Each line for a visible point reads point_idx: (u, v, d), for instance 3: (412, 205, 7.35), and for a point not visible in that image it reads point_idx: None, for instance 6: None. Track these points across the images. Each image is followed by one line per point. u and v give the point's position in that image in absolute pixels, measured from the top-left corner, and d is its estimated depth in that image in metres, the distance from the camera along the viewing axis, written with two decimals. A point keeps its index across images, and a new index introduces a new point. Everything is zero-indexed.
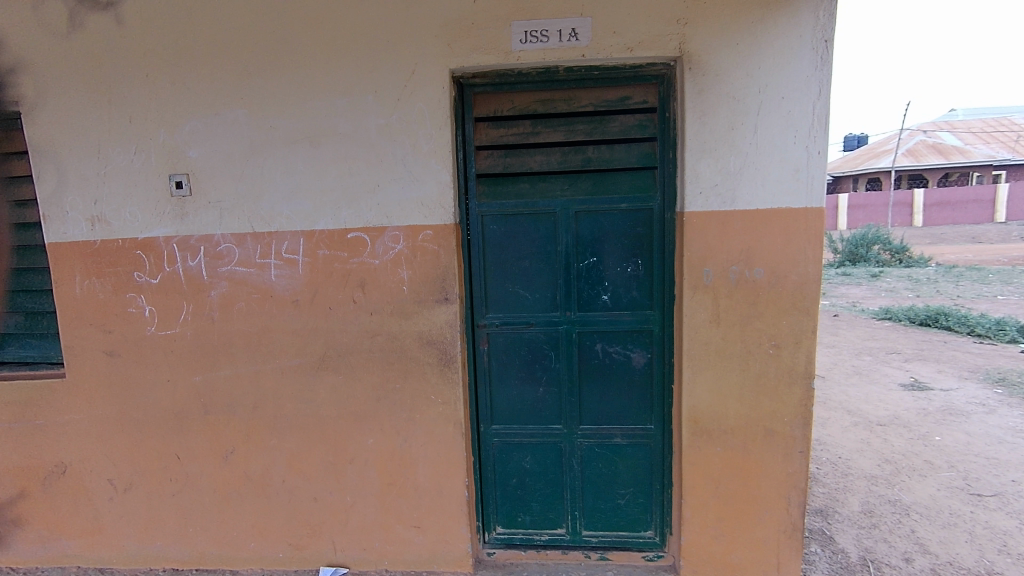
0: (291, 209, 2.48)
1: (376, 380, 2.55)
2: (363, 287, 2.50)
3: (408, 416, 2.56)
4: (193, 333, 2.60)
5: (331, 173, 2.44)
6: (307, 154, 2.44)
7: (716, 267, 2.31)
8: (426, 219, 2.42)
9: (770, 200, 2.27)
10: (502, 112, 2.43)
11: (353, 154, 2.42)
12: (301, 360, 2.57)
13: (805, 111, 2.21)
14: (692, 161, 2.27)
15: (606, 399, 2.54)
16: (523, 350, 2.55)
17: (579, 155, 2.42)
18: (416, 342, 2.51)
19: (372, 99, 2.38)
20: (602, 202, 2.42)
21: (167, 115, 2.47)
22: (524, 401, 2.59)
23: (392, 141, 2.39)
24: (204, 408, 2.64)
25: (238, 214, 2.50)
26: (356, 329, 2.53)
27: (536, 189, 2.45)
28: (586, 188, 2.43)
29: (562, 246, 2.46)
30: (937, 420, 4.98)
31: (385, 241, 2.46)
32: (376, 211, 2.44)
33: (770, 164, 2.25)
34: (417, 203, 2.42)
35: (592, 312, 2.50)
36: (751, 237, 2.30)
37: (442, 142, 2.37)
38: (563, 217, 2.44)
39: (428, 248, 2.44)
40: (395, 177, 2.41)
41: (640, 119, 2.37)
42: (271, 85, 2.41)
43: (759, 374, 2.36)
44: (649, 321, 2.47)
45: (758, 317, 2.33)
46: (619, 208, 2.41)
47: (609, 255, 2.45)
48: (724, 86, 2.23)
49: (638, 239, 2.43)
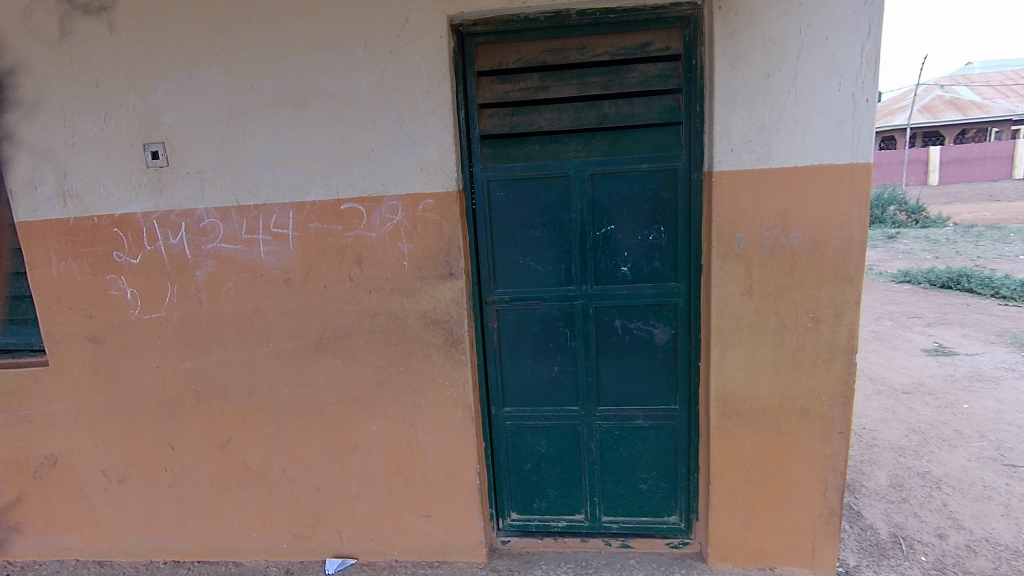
0: (277, 179, 2.25)
1: (378, 364, 2.37)
2: (360, 263, 2.28)
3: (413, 401, 2.38)
4: (180, 316, 2.41)
5: (319, 137, 2.20)
6: (293, 117, 2.20)
7: (748, 233, 2.09)
8: (426, 187, 2.20)
9: (811, 157, 2.02)
10: (507, 64, 2.18)
11: (344, 115, 2.18)
12: (297, 343, 2.39)
13: (852, 53, 1.94)
14: (722, 113, 2.02)
15: (627, 379, 2.36)
16: (536, 327, 2.36)
17: (594, 111, 2.17)
18: (419, 322, 2.31)
19: (362, 53, 2.12)
20: (620, 162, 2.18)
21: (138, 77, 2.22)
22: (538, 381, 2.41)
23: (386, 100, 2.15)
24: (196, 395, 2.48)
25: (221, 185, 2.28)
26: (354, 309, 2.33)
27: (547, 152, 2.22)
28: (604, 148, 2.20)
29: (576, 213, 2.24)
30: (965, 387, 4.79)
31: (382, 212, 2.24)
32: (371, 178, 2.21)
33: (810, 115, 2.00)
34: (415, 168, 2.19)
35: (610, 285, 2.29)
36: (788, 198, 2.06)
37: (442, 99, 2.13)
38: (578, 181, 2.22)
39: (429, 219, 2.22)
40: (391, 140, 2.18)
41: (661, 68, 2.12)
42: (249, 40, 2.16)
43: (795, 350, 2.16)
44: (673, 294, 2.26)
45: (795, 287, 2.11)
46: (639, 169, 2.17)
47: (628, 222, 2.23)
48: (759, 26, 1.96)
49: (660, 203, 2.20)
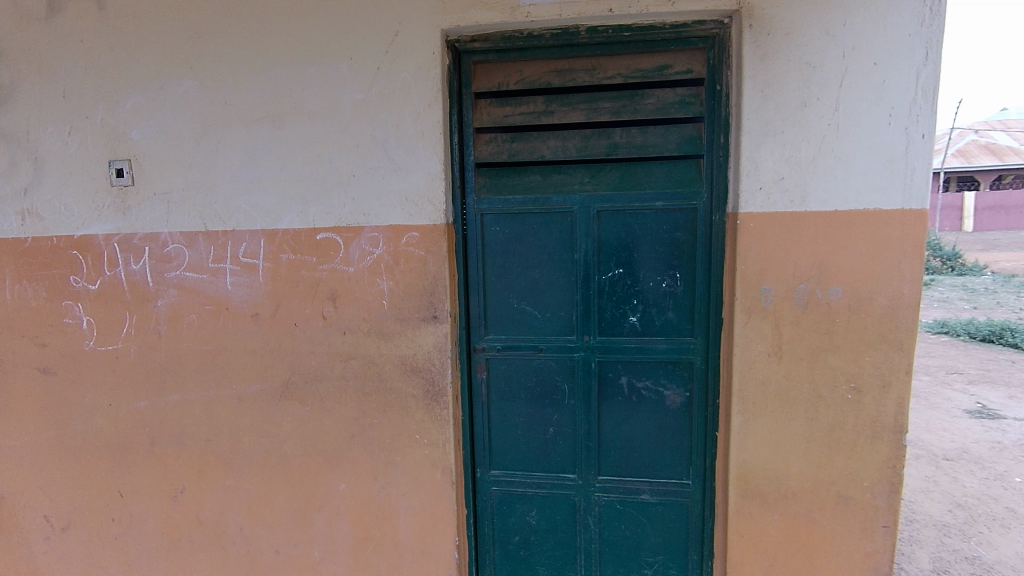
0: (249, 203, 2.03)
1: (349, 414, 2.10)
2: (335, 300, 2.03)
3: (386, 458, 2.10)
4: (137, 350, 2.18)
5: (296, 159, 1.98)
6: (269, 136, 1.98)
7: (778, 286, 1.79)
8: (411, 218, 1.95)
9: (855, 199, 1.73)
10: (508, 86, 1.95)
11: (324, 137, 1.96)
12: (262, 386, 2.13)
13: (905, 82, 1.67)
14: (750, 147, 1.75)
15: (632, 445, 2.05)
16: (530, 381, 2.08)
17: (604, 140, 1.92)
18: (397, 369, 2.04)
19: (347, 68, 1.91)
20: (631, 199, 1.91)
21: (107, 87, 2.04)
22: (530, 442, 2.11)
23: (371, 122, 1.93)
24: (151, 438, 2.23)
25: (188, 208, 2.07)
26: (326, 351, 2.07)
27: (549, 184, 1.97)
28: (613, 182, 1.93)
29: (580, 254, 1.98)
30: (1015, 456, 4.32)
31: (362, 244, 1.99)
32: (351, 207, 1.98)
33: (854, 151, 1.72)
34: (400, 197, 1.95)
35: (616, 337, 2.00)
36: (827, 247, 1.76)
37: (432, 121, 1.90)
38: (583, 217, 1.95)
39: (413, 254, 1.97)
40: (374, 165, 1.95)
41: (681, 94, 1.86)
42: (227, 51, 1.97)
43: (831, 425, 1.83)
44: (688, 351, 1.96)
45: (833, 351, 1.80)
46: (652, 207, 1.91)
47: (639, 266, 1.96)
48: (794, 48, 1.70)
49: (676, 247, 1.92)
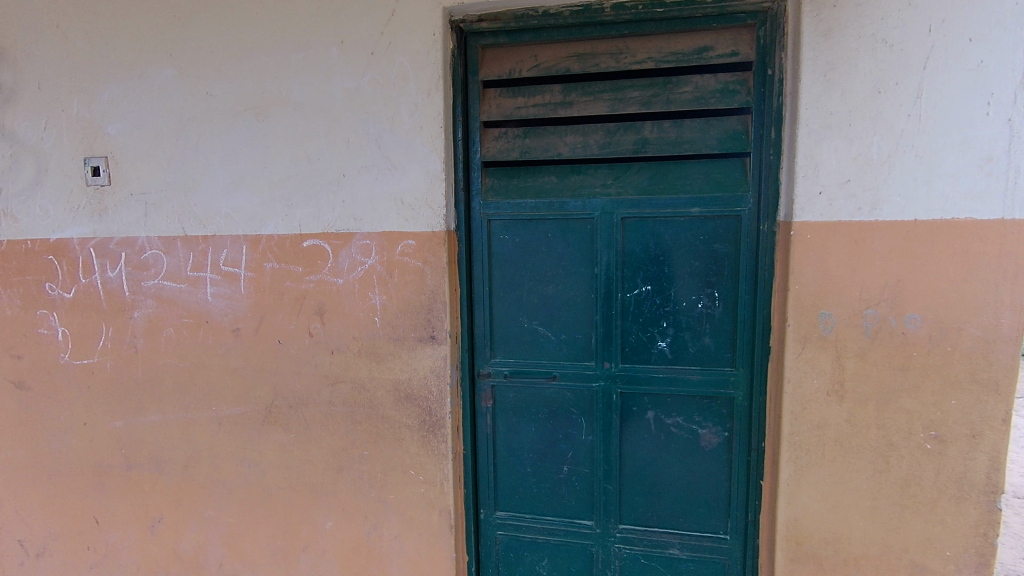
0: (231, 206, 1.82)
1: (337, 443, 1.87)
2: (322, 316, 1.81)
3: (378, 495, 1.86)
4: (113, 365, 2.00)
5: (282, 156, 1.76)
6: (252, 130, 1.77)
7: (840, 311, 1.48)
8: (407, 224, 1.71)
9: (941, 207, 1.40)
10: (520, 73, 1.69)
11: (312, 131, 1.73)
12: (244, 410, 1.93)
13: (1008, 62, 1.34)
14: (808, 142, 1.45)
15: (659, 491, 1.76)
16: (542, 412, 1.81)
17: (631, 136, 1.65)
18: (390, 395, 1.80)
19: (338, 53, 1.69)
20: (663, 204, 1.63)
21: (83, 77, 1.87)
22: (541, 483, 1.84)
23: (364, 114, 1.69)
24: (127, 461, 2.04)
25: (167, 211, 1.87)
26: (312, 373, 1.85)
27: (567, 186, 1.70)
28: (642, 184, 1.65)
29: (601, 268, 1.70)
30: None
31: (352, 253, 1.76)
32: (340, 211, 1.75)
33: (941, 148, 1.39)
34: (395, 200, 1.71)
35: (642, 365, 1.72)
36: (903, 265, 1.44)
37: (432, 113, 1.65)
38: (605, 225, 1.68)
39: (408, 265, 1.73)
40: (366, 164, 1.71)
41: (724, 81, 1.57)
42: (208, 36, 1.77)
43: (905, 481, 1.50)
44: (728, 384, 1.66)
45: (909, 392, 1.47)
46: (687, 215, 1.62)
47: (670, 284, 1.67)
48: (865, 23, 1.40)
49: (715, 261, 1.63)
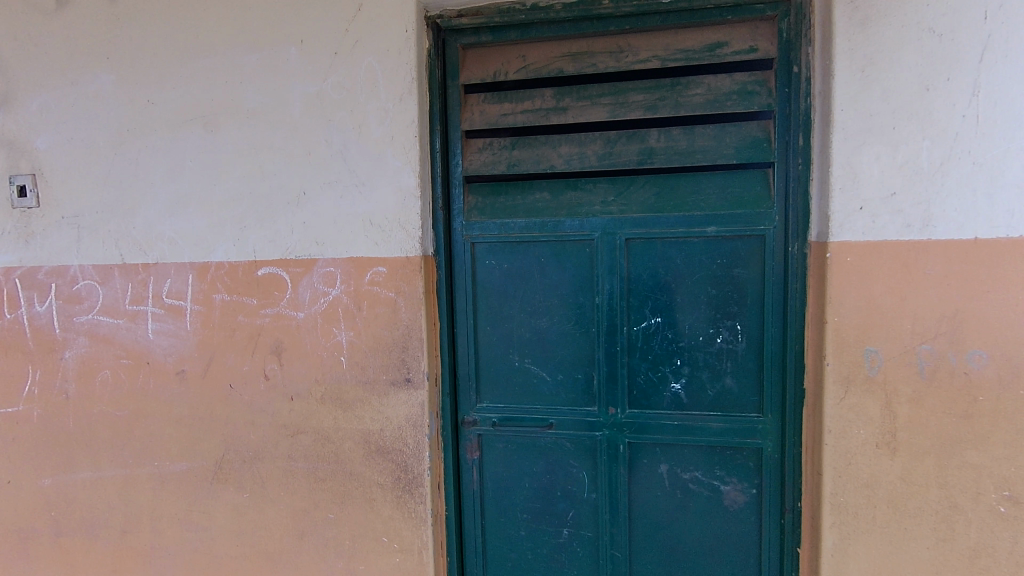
0: (175, 229, 1.57)
1: (298, 504, 1.60)
2: (280, 357, 1.56)
3: (345, 566, 1.59)
4: (41, 414, 1.72)
5: (233, 172, 1.52)
6: (199, 143, 1.53)
7: (887, 348, 1.26)
8: (376, 248, 1.47)
9: (1006, 223, 1.18)
10: (506, 75, 1.48)
11: (267, 143, 1.50)
12: (190, 465, 1.66)
13: None
14: (845, 149, 1.24)
15: (675, 557, 1.51)
16: (537, 465, 1.57)
17: (635, 145, 1.42)
18: (359, 448, 1.55)
19: (297, 54, 1.47)
20: (672, 224, 1.41)
21: (9, 84, 1.63)
22: (537, 548, 1.58)
23: (326, 122, 1.46)
24: (56, 525, 1.76)
25: (102, 236, 1.62)
26: (269, 422, 1.59)
27: (561, 204, 1.48)
28: (648, 201, 1.43)
29: (602, 298, 1.48)
30: None
31: (314, 283, 1.51)
32: (300, 234, 1.51)
33: (1003, 153, 1.18)
34: (362, 221, 1.47)
35: (653, 411, 1.48)
36: (963, 293, 1.21)
37: (405, 121, 1.43)
38: (606, 249, 1.45)
39: (379, 296, 1.48)
40: (329, 179, 1.47)
41: (741, 81, 1.36)
42: (151, 36, 1.54)
43: (970, 550, 1.26)
44: (754, 433, 1.42)
45: (972, 443, 1.24)
46: (701, 236, 1.40)
47: (683, 316, 1.44)
48: (910, 9, 1.20)
49: (734, 289, 1.40)
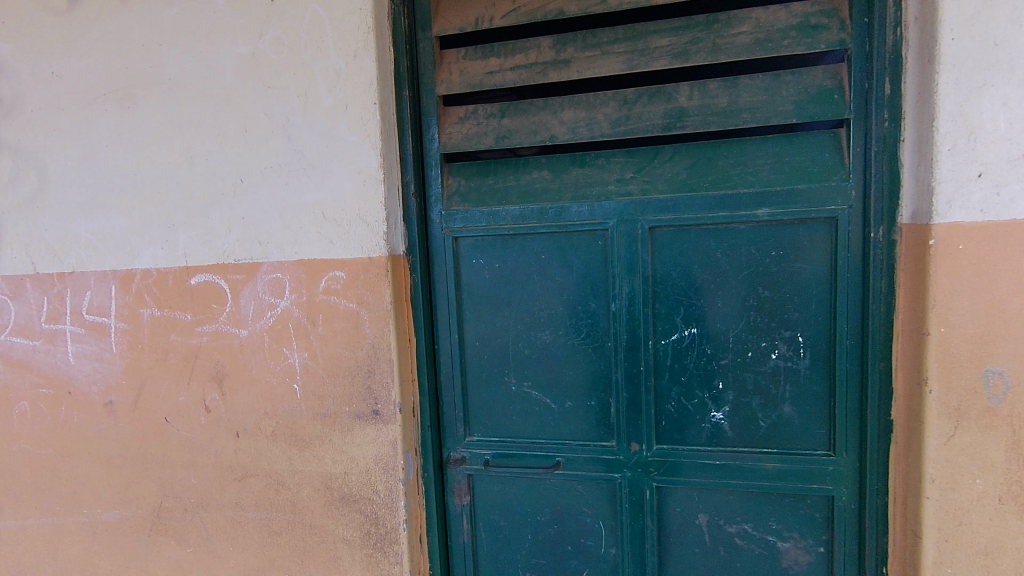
0: (92, 230, 1.28)
1: (251, 562, 1.31)
2: (221, 384, 1.26)
3: None
4: None
5: (155, 157, 1.22)
6: (113, 121, 1.23)
7: (1016, 369, 0.92)
8: (331, 248, 1.16)
9: None
10: (490, 20, 1.14)
11: (194, 119, 1.19)
12: (125, 514, 1.38)
13: None
14: (956, 95, 0.90)
15: None
16: (542, 514, 1.26)
17: (659, 105, 1.09)
18: (320, 496, 1.25)
19: (225, 3, 1.15)
20: (710, 206, 1.08)
21: None
22: None
23: (264, 90, 1.15)
24: None
25: (8, 240, 1.33)
26: (213, 464, 1.30)
27: (566, 184, 1.15)
28: (678, 177, 1.10)
29: (620, 304, 1.15)
30: None
31: (257, 293, 1.21)
32: (238, 233, 1.20)
33: None
34: (313, 214, 1.16)
35: (688, 449, 1.15)
36: None
37: (361, 83, 1.10)
38: (624, 240, 1.13)
39: (336, 308, 1.17)
40: (270, 162, 1.16)
41: (802, 13, 1.01)
42: None
43: None
44: (824, 477, 1.09)
45: None
46: (748, 222, 1.07)
47: (725, 327, 1.11)
48: None
49: (794, 289, 1.07)
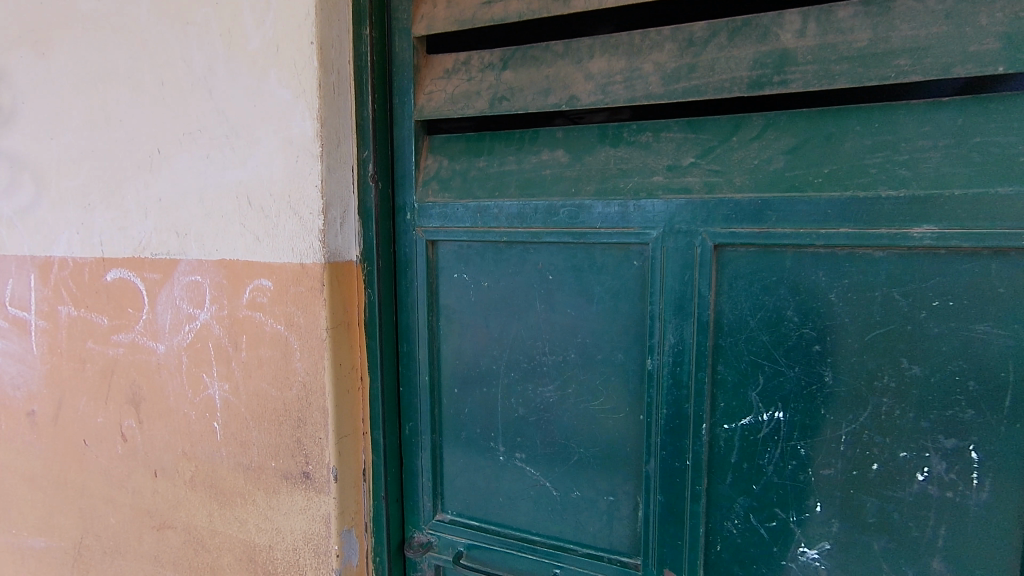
0: (11, 206, 1.05)
1: None
2: (138, 410, 1.00)
3: None
4: None
5: (70, 117, 0.96)
6: (30, 72, 0.98)
7: None
8: (257, 247, 0.84)
9: None
10: None
11: (108, 67, 0.91)
12: (47, 544, 1.16)
13: None
14: None
15: None
16: None
17: (745, 47, 0.66)
18: (243, 569, 0.96)
19: None
20: (822, 217, 0.64)
21: None
22: None
23: (183, 27, 0.85)
24: None
25: None
26: (130, 504, 1.04)
27: (589, 171, 0.76)
28: (770, 166, 0.67)
29: (660, 362, 0.74)
30: None
31: (174, 300, 0.92)
32: (154, 219, 0.91)
33: None
34: (236, 197, 0.85)
35: None
36: None
37: (297, 15, 0.77)
38: (674, 263, 0.72)
39: (262, 330, 0.86)
40: (189, 126, 0.86)
41: None
42: None
43: None
44: None
45: None
46: (888, 252, 0.63)
47: (826, 417, 0.69)
48: None
49: (965, 369, 0.62)
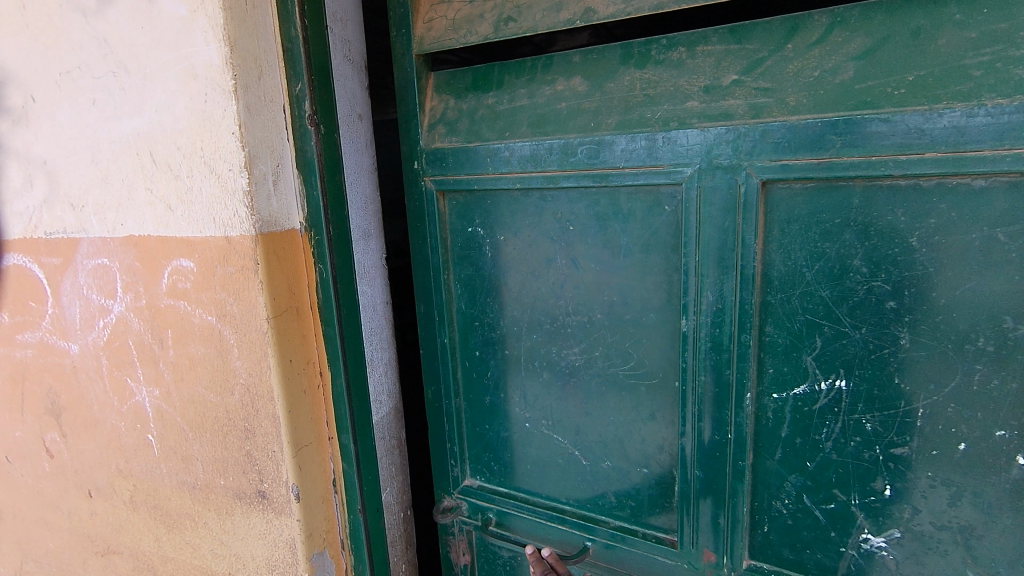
0: None
1: None
2: (60, 423, 0.83)
3: None
4: None
5: None
6: None
7: None
8: (171, 218, 0.66)
9: None
10: None
11: None
12: None
13: None
14: None
15: None
16: None
17: None
18: None
19: None
20: (906, 139, 0.47)
21: None
22: None
23: None
24: None
25: None
26: (67, 529, 0.89)
27: (610, 101, 0.58)
28: (836, 77, 0.49)
29: (693, 318, 0.58)
30: None
31: (81, 289, 0.74)
32: (42, 188, 0.73)
33: None
34: (138, 155, 0.66)
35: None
36: None
37: None
38: (713, 203, 0.55)
39: (190, 322, 0.69)
40: (68, 65, 0.67)
41: None
42: None
43: None
44: None
45: None
46: (995, 178, 0.46)
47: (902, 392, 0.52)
48: None
49: None
